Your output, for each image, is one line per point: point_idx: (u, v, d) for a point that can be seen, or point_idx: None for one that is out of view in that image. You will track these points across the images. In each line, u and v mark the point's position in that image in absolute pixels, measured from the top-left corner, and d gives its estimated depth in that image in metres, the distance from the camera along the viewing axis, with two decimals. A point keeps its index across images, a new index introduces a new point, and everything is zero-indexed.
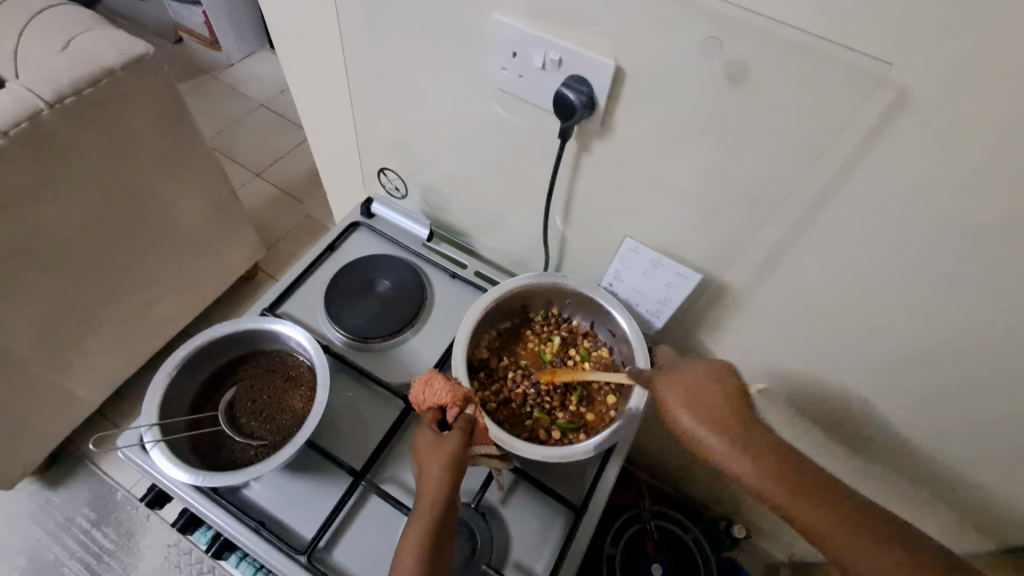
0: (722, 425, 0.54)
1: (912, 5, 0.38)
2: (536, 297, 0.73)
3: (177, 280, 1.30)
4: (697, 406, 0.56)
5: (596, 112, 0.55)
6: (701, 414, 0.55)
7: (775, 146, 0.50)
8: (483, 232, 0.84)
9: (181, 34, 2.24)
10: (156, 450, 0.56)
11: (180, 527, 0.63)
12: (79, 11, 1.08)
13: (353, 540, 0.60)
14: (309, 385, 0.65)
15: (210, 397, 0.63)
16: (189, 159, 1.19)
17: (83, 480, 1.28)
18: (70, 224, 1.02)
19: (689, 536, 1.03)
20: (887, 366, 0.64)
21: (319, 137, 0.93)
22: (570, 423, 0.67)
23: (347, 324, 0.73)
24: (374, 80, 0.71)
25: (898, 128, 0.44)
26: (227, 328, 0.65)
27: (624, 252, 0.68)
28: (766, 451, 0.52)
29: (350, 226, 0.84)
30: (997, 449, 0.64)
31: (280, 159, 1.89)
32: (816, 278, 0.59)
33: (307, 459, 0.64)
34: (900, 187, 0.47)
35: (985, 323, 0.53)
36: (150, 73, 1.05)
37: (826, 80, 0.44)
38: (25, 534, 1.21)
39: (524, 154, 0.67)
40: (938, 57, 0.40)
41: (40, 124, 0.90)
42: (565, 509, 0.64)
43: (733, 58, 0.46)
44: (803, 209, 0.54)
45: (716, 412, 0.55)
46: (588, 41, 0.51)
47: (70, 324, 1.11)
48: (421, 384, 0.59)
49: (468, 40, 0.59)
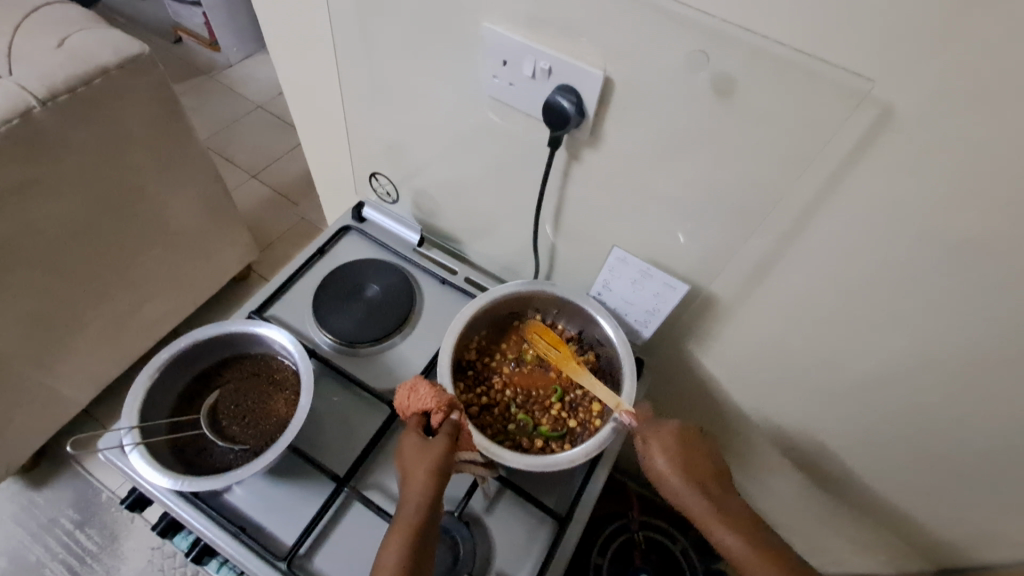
0: (693, 472, 0.58)
1: (894, 26, 0.39)
2: (522, 304, 0.72)
3: (168, 281, 1.30)
4: (677, 453, 0.59)
5: (586, 121, 0.55)
6: (677, 460, 0.58)
7: (762, 159, 0.50)
8: (474, 239, 0.84)
9: (181, 34, 2.25)
10: (135, 453, 0.56)
11: (160, 530, 0.63)
12: (75, 9, 1.08)
13: (335, 547, 0.60)
14: (294, 390, 0.64)
15: (193, 400, 0.63)
16: (182, 159, 1.19)
17: (67, 481, 1.26)
18: (59, 222, 1.01)
19: (678, 547, 1.02)
20: (873, 381, 0.64)
21: (313, 140, 0.92)
22: (554, 431, 0.66)
23: (334, 328, 0.73)
24: (367, 86, 0.71)
25: (881, 145, 0.45)
26: (211, 330, 0.64)
27: (613, 261, 0.68)
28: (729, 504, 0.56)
29: (341, 230, 0.84)
30: (980, 464, 0.64)
31: (277, 161, 1.89)
32: (804, 292, 0.59)
33: (290, 464, 0.64)
34: (883, 203, 0.47)
35: (971, 338, 0.53)
36: (145, 73, 1.04)
37: (811, 96, 0.44)
38: (6, 534, 1.20)
39: (514, 161, 0.67)
40: (919, 77, 0.40)
41: (31, 121, 0.90)
42: (549, 518, 0.64)
43: (720, 72, 0.46)
44: (790, 222, 0.54)
45: (693, 460, 0.59)
46: (578, 51, 0.51)
47: (58, 323, 1.10)
48: (406, 389, 0.59)
49: (459, 48, 0.59)
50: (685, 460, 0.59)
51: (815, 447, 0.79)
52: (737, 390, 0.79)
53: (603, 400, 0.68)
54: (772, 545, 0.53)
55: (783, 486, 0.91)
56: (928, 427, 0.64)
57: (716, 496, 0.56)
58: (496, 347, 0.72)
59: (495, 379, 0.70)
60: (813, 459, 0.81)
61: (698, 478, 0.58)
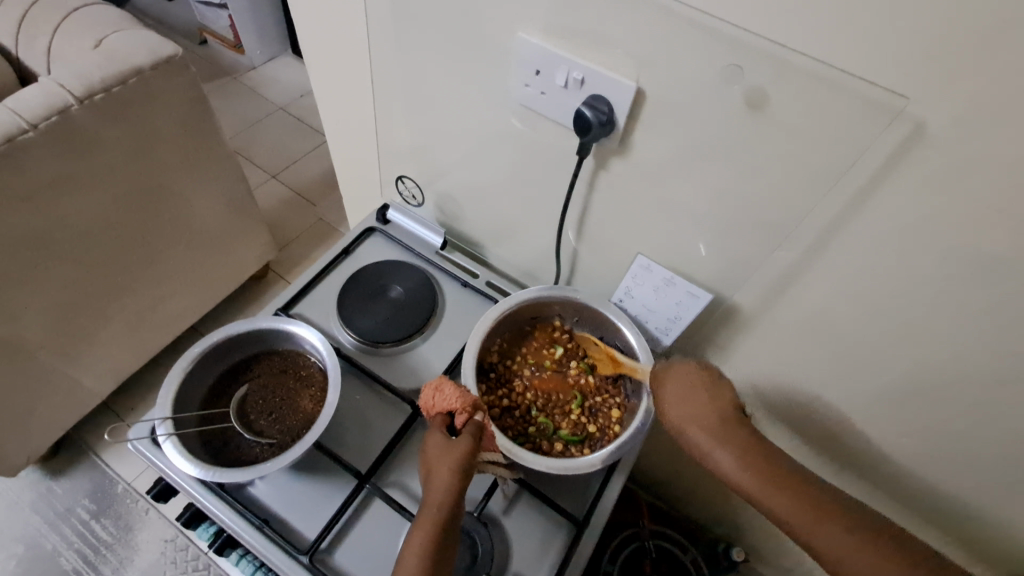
0: (706, 419, 0.59)
1: (928, 46, 0.39)
2: (544, 309, 0.73)
3: (190, 276, 1.32)
4: (688, 403, 0.60)
5: (615, 130, 0.56)
6: (691, 411, 0.59)
7: (792, 172, 0.50)
8: (497, 243, 0.85)
9: (206, 36, 2.30)
10: (168, 443, 0.57)
11: (184, 521, 0.64)
12: (112, 11, 1.11)
13: (356, 543, 0.61)
14: (320, 387, 0.66)
15: (222, 393, 0.64)
16: (209, 158, 1.21)
17: (85, 471, 1.29)
18: (90, 216, 1.03)
19: (688, 557, 1.02)
20: (896, 395, 0.63)
21: (341, 142, 0.94)
22: (573, 435, 0.67)
23: (358, 327, 0.74)
24: (398, 91, 0.72)
25: (911, 161, 0.45)
26: (242, 326, 0.66)
27: (636, 268, 0.69)
28: (751, 445, 0.56)
29: (365, 231, 0.85)
30: (1002, 483, 0.64)
31: (297, 162, 1.91)
32: (827, 304, 0.60)
33: (312, 459, 0.65)
34: (906, 218, 0.48)
35: (995, 357, 0.53)
36: (177, 74, 1.07)
37: (842, 111, 0.45)
38: (25, 522, 1.22)
39: (541, 167, 0.68)
40: (951, 96, 0.41)
41: (68, 118, 0.93)
42: (568, 521, 0.64)
43: (753, 86, 0.47)
44: (816, 235, 0.54)
45: (705, 406, 0.59)
46: (612, 63, 0.52)
47: (84, 316, 1.12)
48: (431, 389, 0.60)
49: (492, 56, 0.60)
50: (697, 410, 0.59)
51: (833, 460, 0.78)
52: (756, 401, 0.79)
53: (623, 407, 0.69)
54: (799, 480, 0.54)
55: None
56: (949, 443, 0.64)
57: (735, 437, 0.57)
58: (517, 350, 0.73)
59: (516, 383, 0.70)
60: (830, 471, 0.81)
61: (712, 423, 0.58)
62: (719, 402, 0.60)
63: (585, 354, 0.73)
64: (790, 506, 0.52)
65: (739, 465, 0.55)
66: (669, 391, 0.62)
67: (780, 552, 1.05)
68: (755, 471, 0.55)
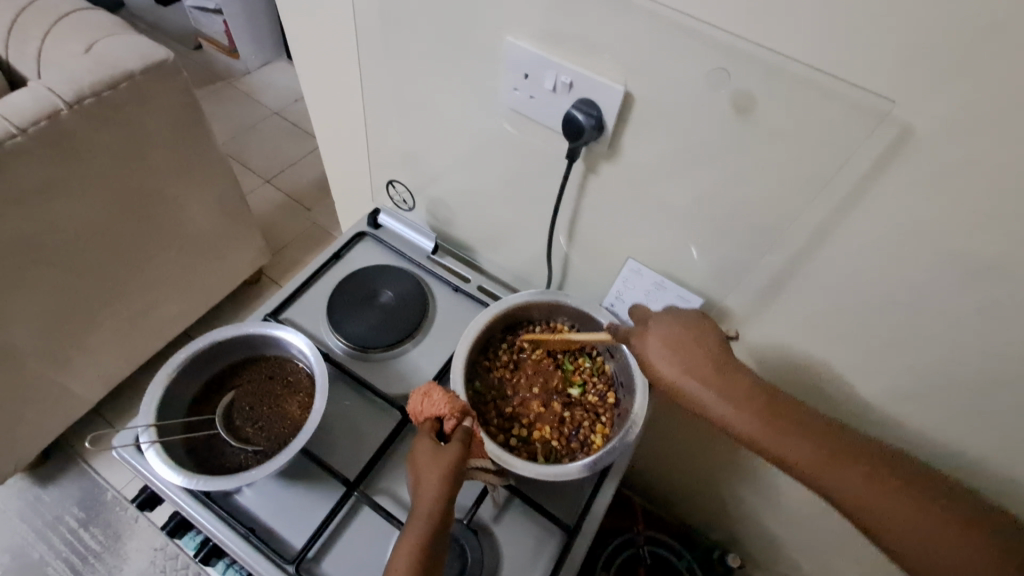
0: (708, 375, 0.53)
1: (913, 50, 0.40)
2: (533, 313, 0.73)
3: (181, 281, 1.31)
4: (690, 361, 0.55)
5: (605, 134, 0.56)
6: (687, 368, 0.54)
7: (780, 176, 0.50)
8: (488, 248, 0.85)
9: (201, 41, 2.30)
10: (151, 451, 0.56)
11: (169, 530, 0.63)
12: (103, 16, 1.11)
13: (343, 552, 0.60)
14: (308, 392, 0.65)
15: (209, 399, 0.64)
16: (201, 162, 1.20)
17: (73, 479, 1.27)
18: (80, 220, 1.03)
19: (683, 563, 1.00)
20: (889, 400, 0.63)
21: (332, 146, 0.93)
22: (536, 443, 0.66)
23: (347, 332, 0.74)
24: (389, 96, 0.72)
25: (898, 165, 0.45)
26: (229, 332, 0.65)
27: (627, 272, 0.68)
28: (781, 414, 0.51)
29: (356, 236, 0.84)
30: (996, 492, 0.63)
31: (291, 167, 1.91)
32: (816, 308, 0.59)
33: (300, 467, 0.64)
34: (895, 222, 0.48)
35: (986, 361, 0.53)
36: (169, 78, 1.06)
37: (828, 115, 0.45)
38: (12, 531, 1.21)
39: (531, 171, 0.67)
40: (938, 99, 0.41)
41: (58, 123, 0.92)
42: (559, 528, 0.64)
43: (740, 90, 0.47)
44: (805, 239, 0.54)
45: (707, 366, 0.54)
46: (600, 68, 0.52)
47: (73, 321, 1.11)
48: (419, 395, 0.59)
49: (480, 59, 0.60)
50: (694, 365, 0.54)
51: None
52: None
53: (596, 440, 0.66)
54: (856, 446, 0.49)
55: (792, 504, 0.89)
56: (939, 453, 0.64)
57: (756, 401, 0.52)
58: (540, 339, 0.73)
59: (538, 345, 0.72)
60: None
61: (720, 382, 0.53)
62: (721, 365, 0.54)
63: (600, 406, 0.69)
64: (844, 477, 0.47)
65: (765, 431, 0.50)
66: (664, 349, 0.56)
67: (775, 558, 1.04)
68: (801, 443, 0.49)
